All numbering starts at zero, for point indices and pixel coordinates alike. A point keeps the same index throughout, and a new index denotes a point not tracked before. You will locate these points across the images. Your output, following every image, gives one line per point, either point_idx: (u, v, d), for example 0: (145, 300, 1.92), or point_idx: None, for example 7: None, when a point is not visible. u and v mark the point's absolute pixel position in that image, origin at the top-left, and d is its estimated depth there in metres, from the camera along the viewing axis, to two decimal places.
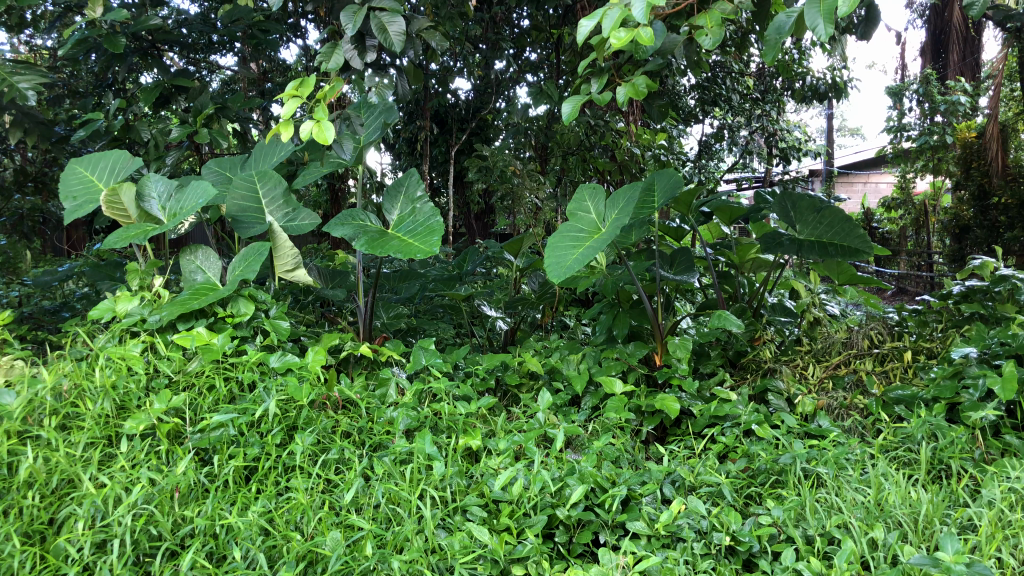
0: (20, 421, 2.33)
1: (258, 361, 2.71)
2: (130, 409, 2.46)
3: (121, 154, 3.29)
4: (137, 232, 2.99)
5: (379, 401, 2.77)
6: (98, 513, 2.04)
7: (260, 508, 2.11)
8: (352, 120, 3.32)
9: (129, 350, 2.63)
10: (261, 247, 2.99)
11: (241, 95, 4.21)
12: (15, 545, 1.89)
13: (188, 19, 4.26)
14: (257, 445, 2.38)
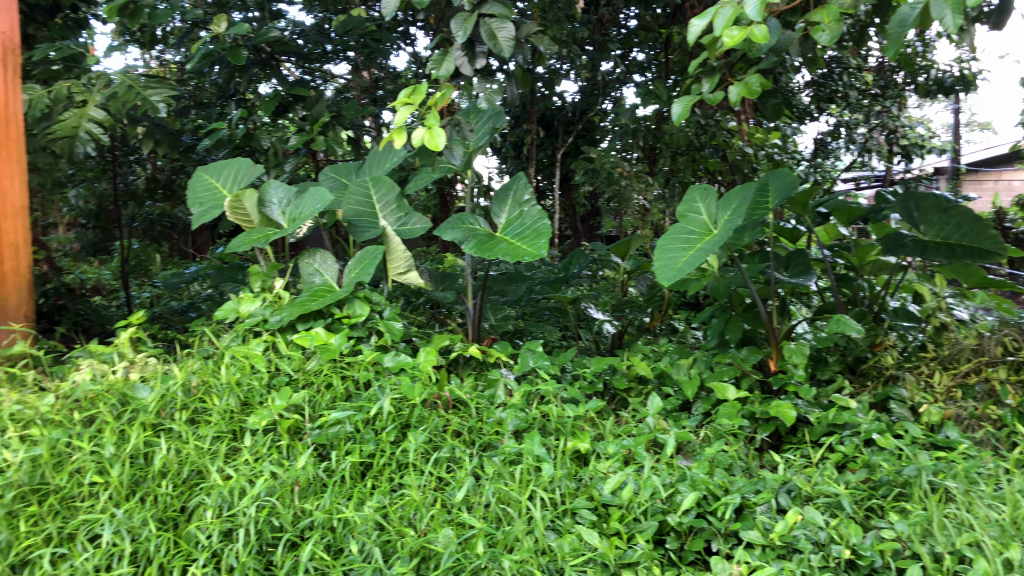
0: (154, 415, 2.47)
1: (373, 360, 2.79)
2: (254, 405, 2.57)
3: (243, 161, 3.43)
4: (259, 237, 3.13)
5: (488, 402, 2.79)
6: (225, 504, 2.14)
7: (375, 504, 2.17)
8: (462, 126, 3.39)
9: (252, 348, 2.75)
10: (375, 250, 3.08)
11: (355, 103, 4.33)
12: (152, 531, 2.03)
13: (305, 31, 4.43)
14: (372, 442, 2.45)
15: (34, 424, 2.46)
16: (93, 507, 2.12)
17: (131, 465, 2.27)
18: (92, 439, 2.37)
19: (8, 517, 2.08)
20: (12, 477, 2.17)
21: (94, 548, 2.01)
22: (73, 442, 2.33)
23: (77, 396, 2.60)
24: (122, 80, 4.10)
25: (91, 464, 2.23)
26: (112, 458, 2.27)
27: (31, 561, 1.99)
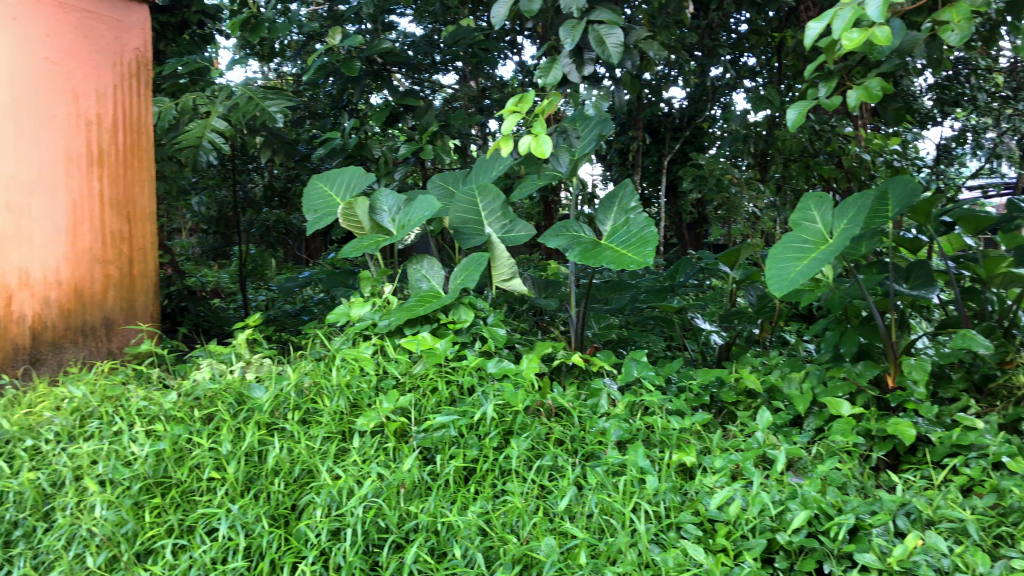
0: (269, 415, 2.56)
1: (477, 366, 2.81)
2: (362, 407, 2.63)
3: (355, 170, 3.52)
4: (369, 243, 3.21)
5: (591, 412, 2.76)
6: (333, 503, 2.20)
7: (478, 509, 2.18)
8: (568, 133, 3.42)
9: (361, 352, 2.82)
10: (480, 257, 3.12)
11: (463, 111, 4.39)
12: (265, 526, 2.10)
13: (415, 41, 4.53)
14: (476, 447, 2.47)
15: (158, 420, 2.59)
16: (211, 501, 2.22)
17: (246, 463, 2.36)
18: (211, 436, 2.48)
19: (135, 508, 2.20)
20: (138, 470, 2.29)
21: (211, 540, 2.10)
22: (193, 438, 2.44)
23: (198, 394, 2.72)
24: (243, 92, 4.29)
25: (210, 460, 2.33)
26: (229, 455, 2.36)
27: (155, 550, 2.10)
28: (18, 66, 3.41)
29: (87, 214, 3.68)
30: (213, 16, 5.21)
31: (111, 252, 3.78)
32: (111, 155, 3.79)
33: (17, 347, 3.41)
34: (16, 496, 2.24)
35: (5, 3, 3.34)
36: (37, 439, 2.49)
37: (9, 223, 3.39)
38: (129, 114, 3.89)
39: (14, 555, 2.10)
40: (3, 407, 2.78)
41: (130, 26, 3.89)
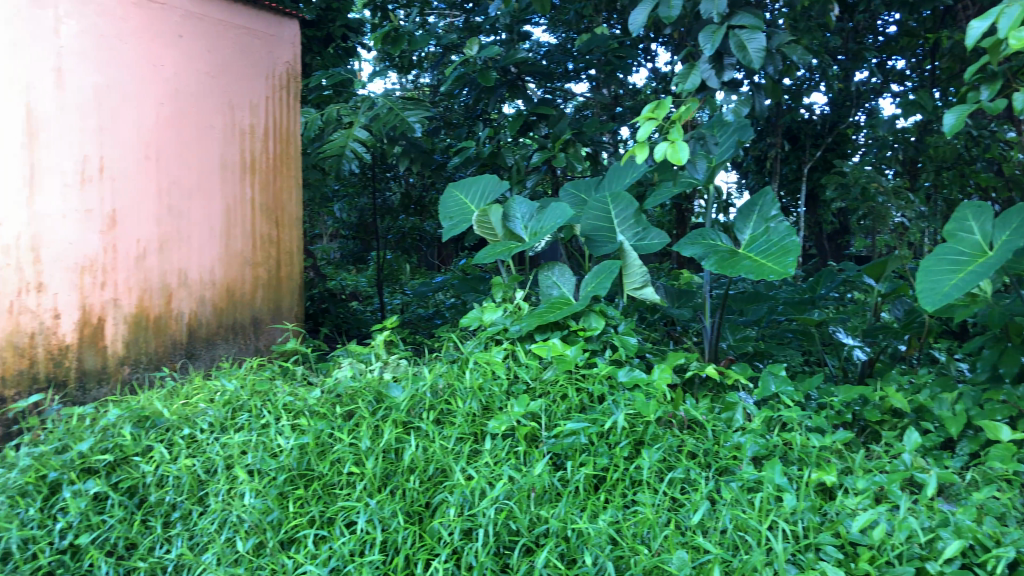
0: (405, 413, 2.64)
1: (608, 374, 2.79)
2: (494, 410, 2.66)
3: (490, 177, 3.58)
4: (502, 249, 3.26)
5: (725, 425, 2.70)
6: (466, 503, 2.24)
7: (609, 518, 2.17)
8: (706, 139, 3.33)
9: (493, 356, 2.86)
10: (612, 264, 3.10)
11: (596, 119, 4.38)
12: (401, 522, 2.17)
13: (550, 51, 4.56)
14: (606, 456, 2.45)
15: (302, 415, 2.72)
16: (351, 495, 2.30)
17: (383, 459, 2.44)
18: (351, 432, 2.58)
19: (280, 497, 2.31)
20: (283, 461, 2.41)
21: (349, 533, 2.18)
22: (335, 433, 2.55)
23: (339, 392, 2.83)
24: (384, 103, 4.46)
25: (350, 455, 2.42)
26: (367, 451, 2.45)
27: (297, 540, 2.19)
28: (183, 80, 3.63)
29: (240, 218, 3.96)
30: (355, 30, 5.43)
31: (261, 255, 4.10)
32: (262, 163, 4.09)
33: (176, 343, 3.62)
34: (175, 481, 2.41)
35: (174, 22, 3.57)
36: (193, 428, 2.66)
37: (171, 226, 3.59)
38: (279, 124, 4.21)
39: (173, 535, 2.26)
40: (164, 397, 2.99)
41: (283, 43, 4.21)
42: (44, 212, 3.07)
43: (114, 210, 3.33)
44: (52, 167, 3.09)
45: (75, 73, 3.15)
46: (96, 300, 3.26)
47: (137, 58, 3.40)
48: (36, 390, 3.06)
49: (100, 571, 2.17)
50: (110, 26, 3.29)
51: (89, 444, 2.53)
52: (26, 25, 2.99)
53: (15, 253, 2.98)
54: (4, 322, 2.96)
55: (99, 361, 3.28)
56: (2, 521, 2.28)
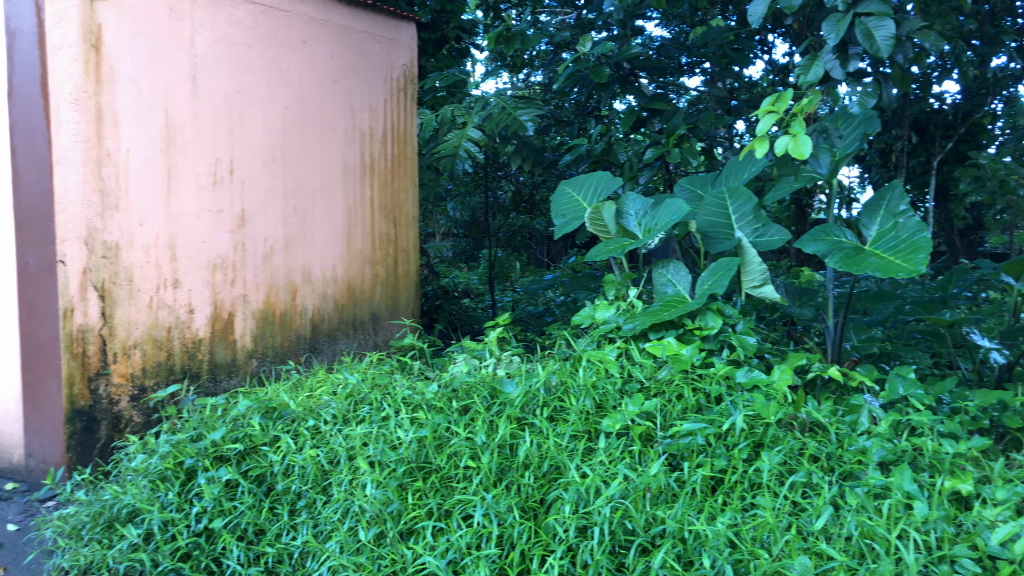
0: (519, 409, 2.66)
1: (726, 374, 2.73)
2: (608, 408, 2.65)
3: (603, 174, 3.57)
4: (616, 247, 3.24)
5: (850, 429, 2.59)
6: (581, 500, 2.24)
7: (727, 520, 2.12)
8: (829, 132, 3.25)
9: (606, 353, 2.84)
10: (730, 261, 3.03)
11: (712, 113, 4.28)
12: (517, 517, 2.19)
13: (663, 45, 4.50)
14: (724, 458, 2.39)
15: (420, 408, 2.78)
16: (467, 488, 2.34)
17: (499, 454, 2.47)
18: (467, 427, 2.62)
19: (399, 489, 2.37)
20: (403, 454, 2.47)
21: (467, 526, 2.22)
22: (451, 427, 2.60)
23: (454, 387, 2.88)
24: (497, 103, 4.50)
25: (466, 449, 2.46)
26: (483, 445, 2.48)
27: (416, 531, 2.25)
28: (307, 85, 3.81)
29: (360, 218, 4.19)
30: (468, 31, 5.52)
31: (379, 254, 4.34)
32: (380, 165, 4.31)
33: (299, 337, 3.83)
34: (301, 470, 2.50)
35: (298, 28, 3.75)
36: (318, 419, 2.77)
37: (296, 226, 3.80)
38: (396, 126, 4.42)
39: (298, 522, 2.35)
40: (290, 389, 3.12)
41: (400, 46, 4.41)
42: (181, 213, 3.24)
43: (243, 210, 3.51)
44: (188, 170, 3.26)
45: (208, 80, 3.32)
46: (227, 296, 3.45)
47: (265, 64, 3.58)
48: (172, 381, 3.23)
49: (232, 554, 2.29)
50: (240, 34, 3.45)
51: (221, 433, 2.66)
52: (167, 35, 3.14)
53: (155, 252, 3.14)
54: (144, 316, 3.11)
55: (229, 354, 3.47)
56: (145, 503, 2.45)
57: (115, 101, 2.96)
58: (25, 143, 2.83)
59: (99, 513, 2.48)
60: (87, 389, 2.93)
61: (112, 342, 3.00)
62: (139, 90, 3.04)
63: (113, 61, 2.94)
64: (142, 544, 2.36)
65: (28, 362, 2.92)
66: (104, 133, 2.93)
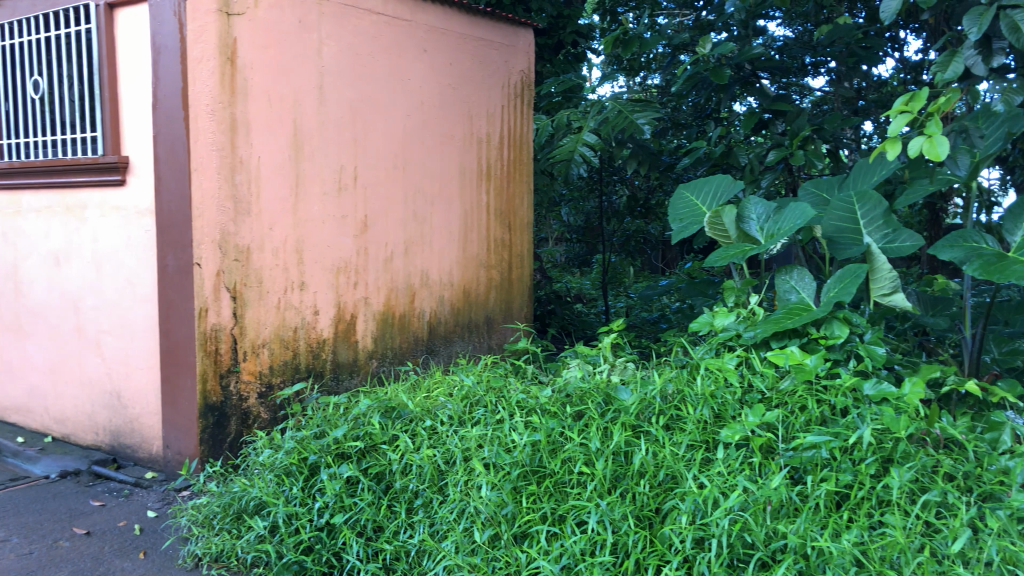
0: (635, 417, 2.63)
1: (852, 387, 2.61)
2: (727, 418, 2.58)
3: (723, 178, 3.48)
4: (736, 252, 3.16)
5: (989, 448, 2.44)
6: (698, 511, 2.19)
7: (854, 538, 2.03)
8: (970, 133, 3.05)
9: (725, 362, 2.76)
10: (858, 268, 2.91)
11: (839, 114, 4.11)
12: (631, 525, 2.16)
13: (786, 45, 4.35)
14: (850, 473, 2.29)
15: (534, 412, 2.79)
16: (581, 494, 2.32)
17: (613, 461, 2.44)
18: (581, 432, 2.61)
19: (514, 492, 2.38)
20: (517, 457, 2.48)
21: (581, 532, 2.21)
22: (565, 432, 2.59)
23: (569, 392, 2.88)
24: (614, 106, 4.45)
25: (580, 455, 2.45)
26: (598, 452, 2.46)
27: (530, 535, 2.25)
28: (427, 93, 3.90)
29: (476, 223, 4.26)
30: (585, 35, 5.53)
31: (495, 258, 4.41)
32: (496, 171, 4.38)
33: (418, 339, 3.93)
34: (418, 469, 2.55)
35: (420, 37, 3.84)
36: (435, 420, 2.82)
37: (416, 231, 3.89)
38: (512, 132, 4.49)
39: (415, 521, 2.40)
40: (408, 390, 3.20)
41: (518, 52, 4.48)
42: (308, 218, 3.36)
43: (366, 215, 3.62)
44: (316, 176, 3.38)
45: (335, 90, 3.44)
46: (350, 299, 3.57)
47: (387, 73, 3.69)
48: (298, 379, 3.36)
49: (352, 549, 2.36)
50: (364, 44, 3.56)
51: (343, 431, 2.74)
52: (295, 46, 3.27)
53: (283, 256, 3.27)
54: (273, 317, 3.24)
55: (351, 354, 3.59)
56: (271, 496, 2.56)
57: (248, 111, 3.10)
58: (166, 152, 3.01)
59: (229, 504, 2.62)
60: (219, 385, 3.09)
61: (243, 340, 3.14)
62: (269, 100, 3.18)
63: (245, 72, 3.08)
64: (268, 535, 2.47)
65: (168, 359, 3.10)
66: (238, 141, 3.08)
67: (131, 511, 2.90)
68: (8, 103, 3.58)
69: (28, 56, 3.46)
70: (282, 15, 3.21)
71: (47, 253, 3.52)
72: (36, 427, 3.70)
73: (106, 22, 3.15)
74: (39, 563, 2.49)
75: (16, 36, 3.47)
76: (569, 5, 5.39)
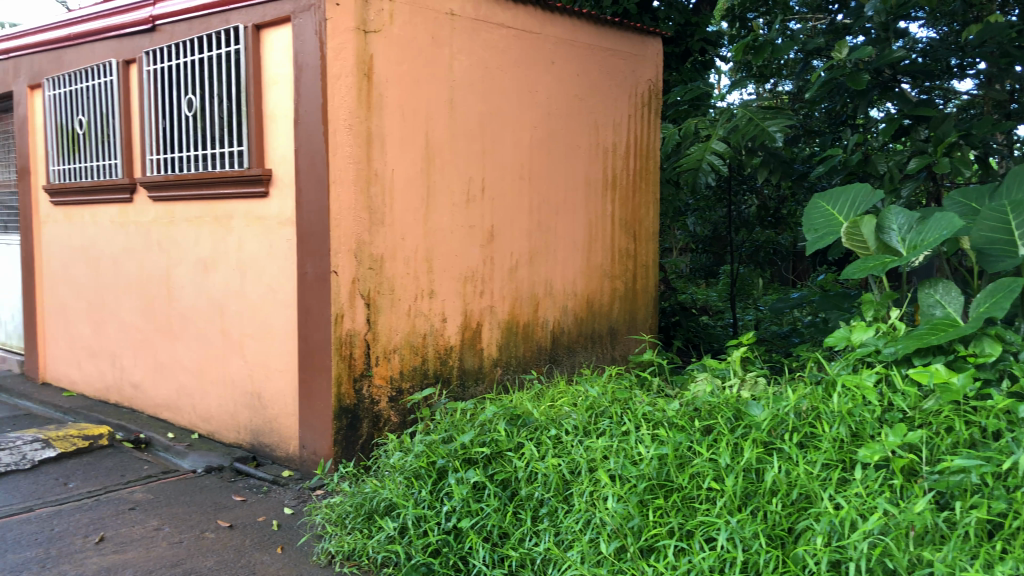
0: (766, 433, 2.56)
1: (1006, 409, 2.44)
2: (865, 438, 2.47)
3: (862, 187, 3.34)
4: (875, 264, 3.02)
5: None
6: (835, 533, 2.10)
7: (1009, 570, 1.89)
8: None
9: (863, 379, 2.63)
10: (1013, 282, 2.72)
11: (989, 118, 3.85)
12: (763, 545, 2.10)
13: (931, 47, 4.13)
14: (1004, 501, 2.13)
15: (661, 425, 2.75)
16: (711, 511, 2.27)
17: (744, 478, 2.37)
18: (710, 447, 2.55)
19: (640, 505, 2.35)
20: (644, 470, 2.45)
21: (710, 549, 2.16)
22: (694, 447, 2.54)
23: (697, 405, 2.83)
24: (743, 113, 4.30)
25: (710, 470, 2.40)
26: (728, 467, 2.41)
27: (657, 548, 2.22)
28: (554, 104, 3.94)
29: (601, 233, 4.26)
30: (713, 43, 5.44)
31: (619, 268, 4.40)
32: (622, 181, 4.37)
33: (541, 348, 3.96)
34: (544, 478, 2.57)
35: (548, 49, 3.88)
36: (560, 429, 2.83)
37: (542, 241, 3.93)
38: (638, 141, 4.46)
39: (541, 529, 2.41)
40: (533, 399, 3.22)
41: (645, 61, 4.46)
42: (438, 228, 3.45)
43: (493, 225, 3.68)
44: (446, 188, 3.47)
45: (465, 103, 3.52)
46: (477, 307, 3.63)
47: (516, 86, 3.74)
48: (426, 384, 3.44)
49: (479, 554, 2.39)
50: (493, 57, 3.63)
51: (470, 437, 2.79)
52: (428, 61, 3.37)
53: (414, 264, 3.36)
54: (404, 323, 3.34)
55: (477, 361, 3.65)
56: (401, 498, 2.64)
57: (383, 126, 3.22)
58: (307, 166, 3.17)
59: (361, 504, 2.71)
60: (352, 388, 3.20)
61: (375, 346, 3.24)
62: (403, 114, 3.28)
63: (381, 87, 3.20)
64: (398, 536, 2.54)
65: (305, 362, 3.25)
66: (373, 154, 3.19)
67: (269, 508, 3.04)
68: (166, 121, 3.85)
69: (184, 76, 3.71)
70: (416, 31, 3.31)
71: (197, 260, 3.75)
72: (184, 423, 3.95)
73: (255, 42, 3.34)
74: (187, 552, 2.65)
75: (173, 58, 3.73)
76: (697, 13, 5.37)
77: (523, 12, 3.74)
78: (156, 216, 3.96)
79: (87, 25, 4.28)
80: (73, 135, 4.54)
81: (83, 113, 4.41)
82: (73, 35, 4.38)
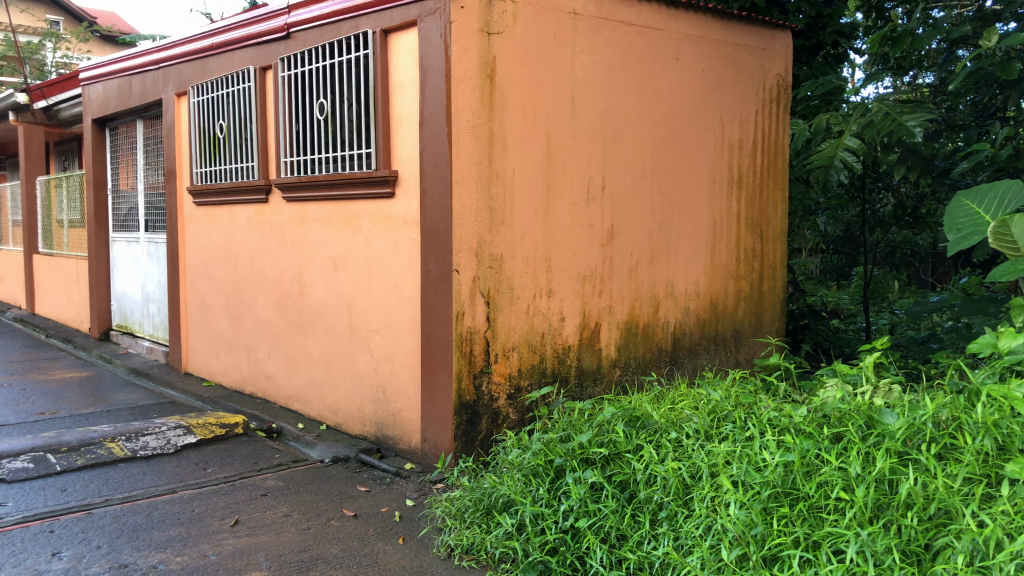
0: (901, 442, 2.42)
1: None
2: (1013, 452, 2.29)
3: (1012, 183, 3.12)
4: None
5: None
6: (977, 552, 1.97)
7: None
8: None
9: (1013, 389, 2.44)
10: None
11: None
12: (896, 560, 1.99)
13: None
14: None
15: (788, 431, 2.65)
16: (839, 521, 2.17)
17: (876, 489, 2.25)
18: (839, 456, 2.44)
19: (764, 513, 2.27)
20: (768, 477, 2.36)
21: (837, 561, 2.07)
22: (822, 455, 2.43)
23: (826, 413, 2.71)
24: (879, 107, 4.08)
25: (838, 480, 2.29)
26: (858, 477, 2.29)
27: (781, 558, 2.14)
28: (677, 101, 3.87)
29: (725, 233, 4.16)
30: (847, 35, 5.21)
31: (744, 269, 4.28)
32: (748, 179, 4.25)
33: (661, 350, 3.90)
34: (663, 481, 2.52)
35: (672, 46, 3.82)
36: (679, 433, 2.77)
37: (663, 240, 3.86)
38: (766, 137, 4.33)
39: (659, 533, 2.37)
40: (653, 401, 3.17)
41: (774, 56, 4.32)
42: (558, 228, 3.45)
43: (613, 224, 3.65)
44: (566, 187, 3.46)
45: (586, 101, 3.50)
46: (596, 307, 3.61)
47: (639, 83, 3.70)
48: (544, 383, 3.44)
49: (596, 555, 2.38)
50: (615, 54, 3.60)
51: (588, 437, 2.77)
52: (550, 61, 3.37)
53: (533, 263, 3.37)
54: (522, 322, 3.36)
55: (595, 361, 3.63)
56: (519, 495, 2.66)
57: (505, 125, 3.24)
58: (432, 167, 3.24)
59: (481, 499, 2.75)
60: (472, 384, 3.24)
61: (494, 344, 3.27)
62: (525, 114, 3.30)
63: (504, 88, 3.22)
64: (515, 533, 2.56)
65: (428, 358, 3.32)
66: (495, 154, 3.22)
67: (392, 499, 3.12)
68: (299, 124, 4.02)
69: (316, 81, 3.86)
70: (539, 31, 3.32)
71: (326, 258, 3.89)
72: (313, 415, 4.11)
73: (383, 46, 3.45)
74: (314, 539, 2.76)
75: (307, 64, 3.89)
76: (830, 5, 5.17)
77: (646, 8, 3.69)
78: (289, 216, 4.14)
79: (229, 35, 4.53)
80: (215, 139, 4.81)
81: (223, 119, 4.66)
82: (217, 45, 4.65)
